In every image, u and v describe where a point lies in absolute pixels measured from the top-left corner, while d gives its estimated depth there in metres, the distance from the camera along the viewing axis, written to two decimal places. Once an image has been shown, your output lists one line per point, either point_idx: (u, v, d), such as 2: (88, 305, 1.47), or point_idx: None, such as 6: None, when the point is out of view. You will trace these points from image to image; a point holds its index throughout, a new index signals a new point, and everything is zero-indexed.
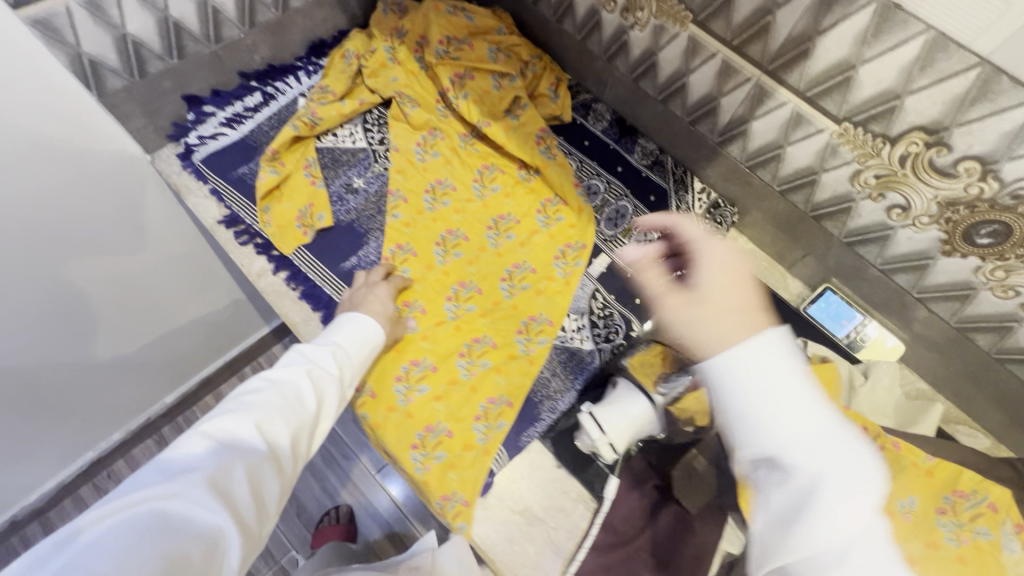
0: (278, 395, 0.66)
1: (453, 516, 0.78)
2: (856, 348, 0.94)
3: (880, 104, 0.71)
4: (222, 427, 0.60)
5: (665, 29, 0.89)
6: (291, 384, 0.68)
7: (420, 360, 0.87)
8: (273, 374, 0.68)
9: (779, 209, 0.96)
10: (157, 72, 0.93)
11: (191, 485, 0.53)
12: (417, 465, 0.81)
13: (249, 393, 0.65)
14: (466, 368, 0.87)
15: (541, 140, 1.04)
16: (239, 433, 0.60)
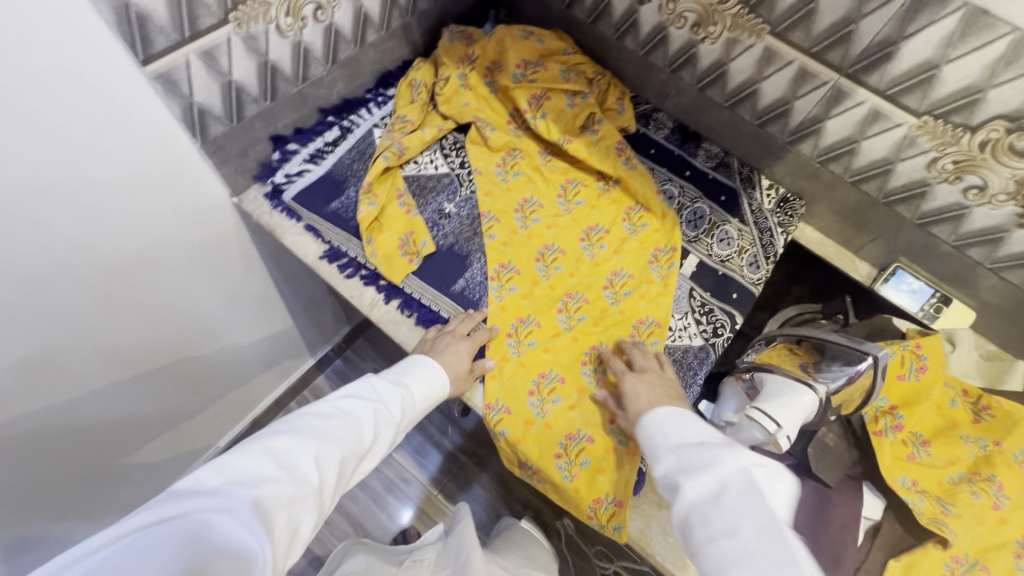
0: (347, 426, 0.70)
1: (609, 518, 0.83)
2: (931, 319, 1.03)
3: (962, 98, 0.79)
4: (291, 445, 0.64)
5: (739, 41, 0.96)
6: (354, 418, 0.72)
7: (547, 373, 0.91)
8: (345, 408, 0.73)
9: (849, 198, 1.04)
10: (253, 115, 0.94)
11: (240, 503, 0.54)
12: (565, 473, 0.84)
13: (324, 418, 0.70)
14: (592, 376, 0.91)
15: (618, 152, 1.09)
16: (304, 456, 0.64)
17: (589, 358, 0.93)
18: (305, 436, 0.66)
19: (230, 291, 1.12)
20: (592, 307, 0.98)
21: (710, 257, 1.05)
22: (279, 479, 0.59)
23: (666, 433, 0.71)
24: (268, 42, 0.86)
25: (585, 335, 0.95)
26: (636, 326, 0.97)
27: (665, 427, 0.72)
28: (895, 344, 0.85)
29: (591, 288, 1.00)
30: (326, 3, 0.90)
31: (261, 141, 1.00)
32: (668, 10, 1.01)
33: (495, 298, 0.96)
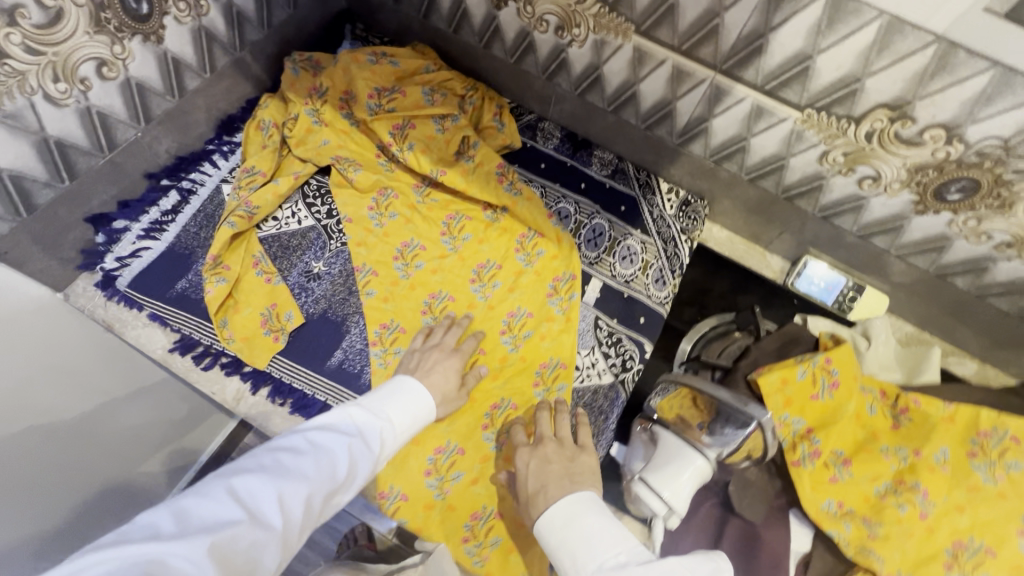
0: (320, 462, 0.50)
1: None
2: (846, 310, 0.98)
3: (841, 88, 0.72)
4: (248, 485, 0.45)
5: (607, 43, 0.86)
6: (330, 451, 0.52)
7: (444, 446, 0.81)
8: (320, 442, 0.52)
9: (749, 195, 0.97)
10: (49, 202, 0.78)
11: (188, 553, 0.39)
12: (474, 558, 0.77)
13: (289, 456, 0.49)
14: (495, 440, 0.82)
15: (501, 177, 0.98)
16: (264, 502, 0.45)
17: (491, 419, 0.83)
18: (263, 476, 0.46)
19: None
20: (491, 358, 0.89)
21: (614, 278, 0.96)
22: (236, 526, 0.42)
23: (566, 533, 0.55)
24: (39, 117, 0.70)
25: (484, 392, 0.86)
26: (540, 372, 0.88)
27: (563, 523, 0.55)
28: (805, 360, 0.78)
29: (488, 336, 0.90)
30: (111, 58, 0.75)
31: (73, 226, 0.84)
32: (527, 14, 0.89)
33: (380, 365, 0.85)
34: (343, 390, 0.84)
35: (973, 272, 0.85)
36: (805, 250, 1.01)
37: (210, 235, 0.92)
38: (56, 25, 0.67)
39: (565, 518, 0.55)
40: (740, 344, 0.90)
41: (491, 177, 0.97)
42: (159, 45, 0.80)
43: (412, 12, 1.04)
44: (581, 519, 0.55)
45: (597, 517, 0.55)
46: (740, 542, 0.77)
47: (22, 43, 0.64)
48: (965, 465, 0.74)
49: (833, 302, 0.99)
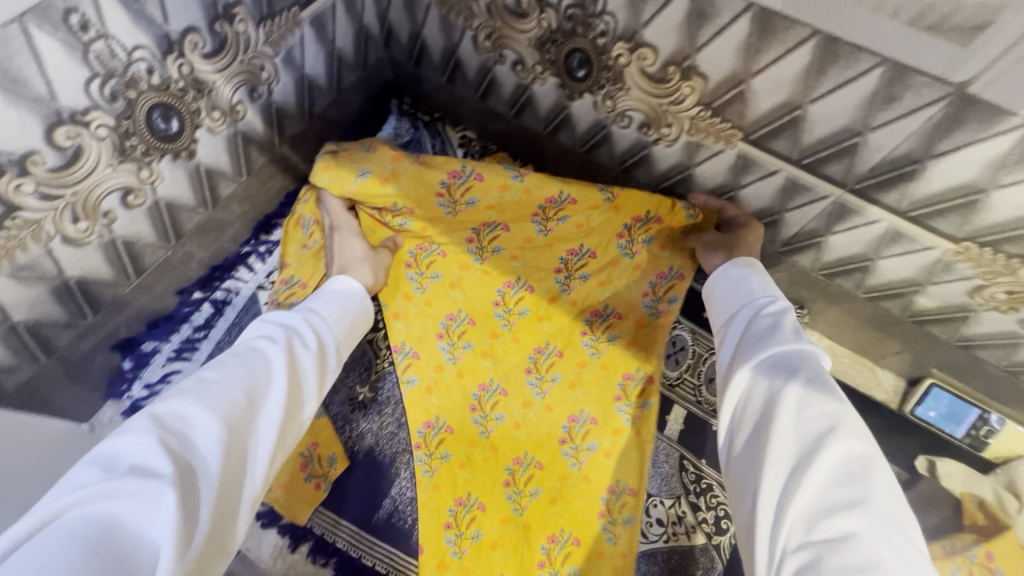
0: (242, 369, 0.51)
1: None
2: (980, 446, 0.81)
3: (1021, 228, 0.57)
4: (172, 409, 0.45)
5: (703, 146, 0.72)
6: (260, 356, 0.54)
7: None
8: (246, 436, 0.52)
9: (863, 310, 0.82)
10: (71, 341, 0.69)
11: (145, 464, 0.41)
12: None
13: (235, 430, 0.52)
14: None
15: (593, 253, 0.82)
16: (198, 422, 0.46)
17: (547, 555, 0.74)
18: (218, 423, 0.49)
19: None
20: (548, 474, 0.77)
21: (699, 406, 0.83)
22: (172, 466, 0.41)
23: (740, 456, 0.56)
24: (58, 262, 0.62)
25: (539, 519, 0.75)
26: (606, 499, 0.75)
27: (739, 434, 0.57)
28: None
29: (544, 445, 0.78)
30: (139, 184, 0.65)
31: (95, 356, 0.75)
32: (606, 108, 0.77)
33: (425, 474, 0.75)
34: (391, 550, 0.74)
35: None
36: (928, 371, 0.84)
37: None
38: (73, 165, 0.57)
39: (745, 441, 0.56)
40: None
41: (602, 232, 0.81)
42: (191, 160, 0.71)
43: (467, 92, 0.92)
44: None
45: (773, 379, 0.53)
46: None
47: (35, 191, 0.55)
48: None
49: (963, 435, 0.82)
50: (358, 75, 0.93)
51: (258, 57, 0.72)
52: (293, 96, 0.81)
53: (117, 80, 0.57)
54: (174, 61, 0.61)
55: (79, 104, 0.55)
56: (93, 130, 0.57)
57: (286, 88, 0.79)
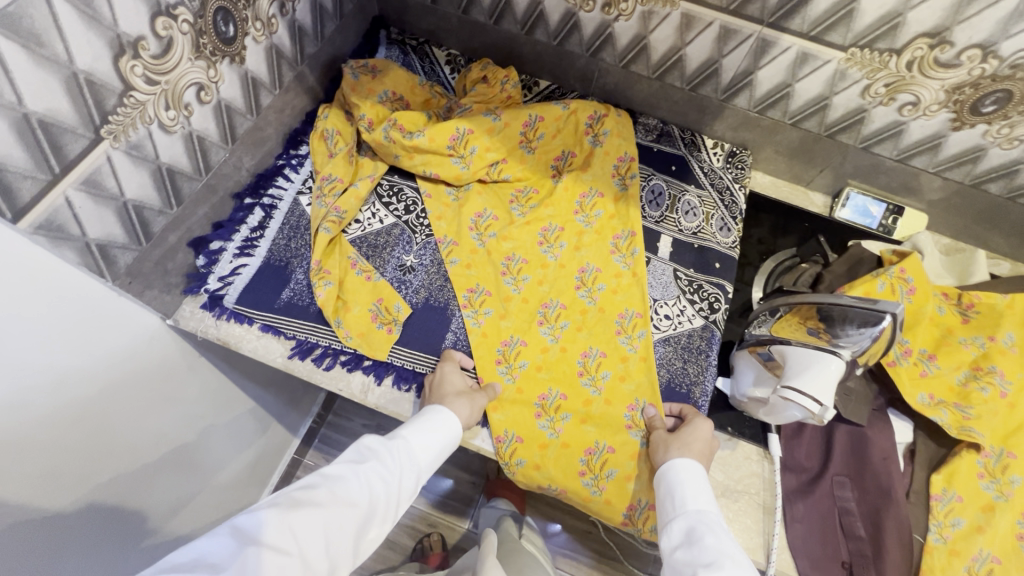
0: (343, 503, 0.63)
1: (644, 522, 0.81)
2: (891, 231, 1.06)
3: (884, 24, 0.80)
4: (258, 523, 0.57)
5: (654, 13, 0.92)
6: (341, 481, 0.65)
7: (548, 392, 0.88)
8: (312, 497, 0.61)
9: (791, 139, 1.05)
10: (162, 228, 0.80)
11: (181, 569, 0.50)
12: (592, 488, 0.82)
13: (306, 501, 0.61)
14: (593, 385, 0.89)
15: (573, 152, 1.06)
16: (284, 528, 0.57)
17: (585, 367, 0.90)
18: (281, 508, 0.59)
19: (198, 416, 0.97)
20: (572, 311, 0.95)
21: (682, 232, 1.03)
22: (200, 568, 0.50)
23: (685, 488, 0.71)
24: (155, 145, 0.73)
25: (572, 342, 0.92)
26: (619, 321, 0.93)
27: (685, 477, 0.72)
28: (882, 275, 0.87)
29: (564, 292, 0.97)
30: (207, 81, 0.78)
31: (176, 251, 0.86)
32: None
33: (474, 325, 0.92)
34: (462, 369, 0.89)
35: (1007, 176, 0.95)
36: (846, 182, 1.09)
37: (300, 246, 0.96)
38: (167, 53, 0.70)
39: (687, 475, 0.73)
40: (812, 274, 0.99)
41: (574, 136, 1.06)
42: (242, 65, 0.83)
43: (450, 9, 1.09)
44: (698, 484, 0.72)
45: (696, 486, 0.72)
46: (850, 443, 0.85)
47: (143, 73, 0.67)
48: None
49: (878, 225, 1.06)
50: (353, 5, 1.07)
51: None
52: (309, 16, 0.95)
53: None
54: None
55: None
56: (179, 24, 0.70)
57: (304, 7, 0.92)
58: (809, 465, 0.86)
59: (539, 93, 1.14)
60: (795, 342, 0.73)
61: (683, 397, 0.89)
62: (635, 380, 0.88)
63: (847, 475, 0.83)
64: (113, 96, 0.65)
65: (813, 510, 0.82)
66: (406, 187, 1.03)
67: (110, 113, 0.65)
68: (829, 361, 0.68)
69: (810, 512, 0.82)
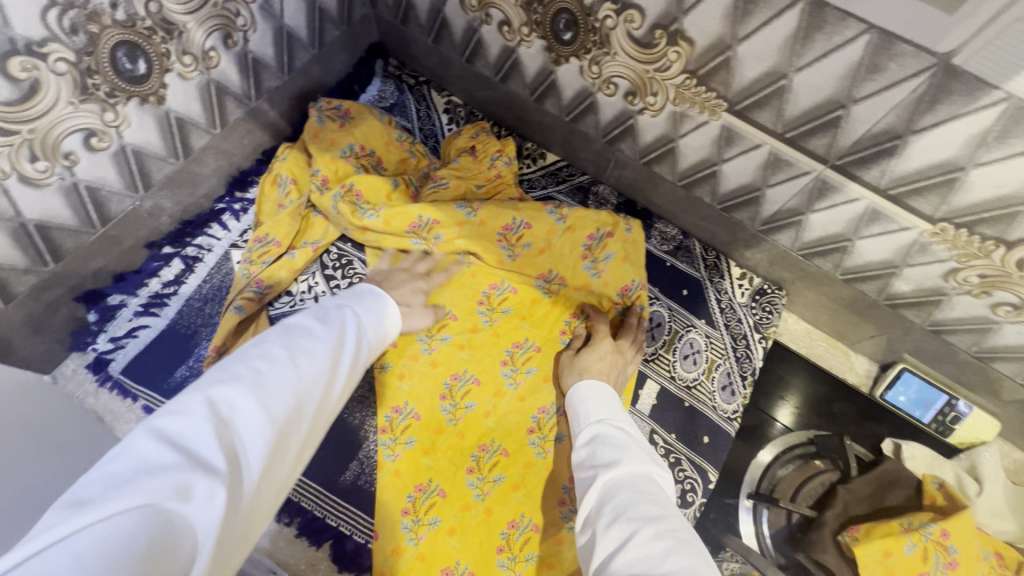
0: (291, 366, 0.45)
1: None
2: (946, 433, 0.82)
3: (997, 208, 0.56)
4: (224, 399, 0.40)
5: (688, 117, 0.71)
6: (308, 351, 0.48)
7: (452, 568, 0.70)
8: (261, 365, 0.44)
9: (841, 293, 0.82)
10: (30, 287, 0.67)
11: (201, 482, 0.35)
12: None
13: (256, 374, 0.43)
14: (511, 568, 0.71)
15: (563, 265, 0.85)
16: (247, 414, 0.40)
17: (506, 542, 0.72)
18: (243, 383, 0.41)
19: None
20: (513, 462, 0.77)
21: (673, 380, 0.83)
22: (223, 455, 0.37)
23: (589, 400, 0.64)
24: (14, 202, 0.59)
25: (500, 504, 0.74)
26: (568, 488, 0.75)
27: (588, 395, 0.64)
28: (913, 530, 0.64)
29: (511, 434, 0.78)
30: (103, 126, 0.63)
31: (60, 306, 0.74)
32: (592, 74, 0.75)
33: (386, 458, 0.76)
34: (355, 513, 0.73)
35: None
36: (900, 355, 0.85)
37: (215, 312, 0.82)
38: (30, 99, 0.55)
39: (591, 391, 0.65)
40: (823, 481, 0.78)
41: (568, 253, 0.85)
42: (159, 106, 0.68)
43: (453, 54, 0.90)
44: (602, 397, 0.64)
45: (601, 393, 0.65)
46: None
47: None
48: None
49: (930, 421, 0.83)
50: (341, 32, 0.90)
51: (233, 2, 0.69)
52: (271, 47, 0.78)
53: (77, 11, 0.54)
54: None
55: (36, 34, 0.52)
56: (51, 64, 0.55)
57: (263, 37, 0.76)
58: None
59: (543, 168, 0.94)
60: None
61: None
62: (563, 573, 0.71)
63: None
64: None
65: None
66: (355, 260, 0.87)
67: None
68: None
69: None
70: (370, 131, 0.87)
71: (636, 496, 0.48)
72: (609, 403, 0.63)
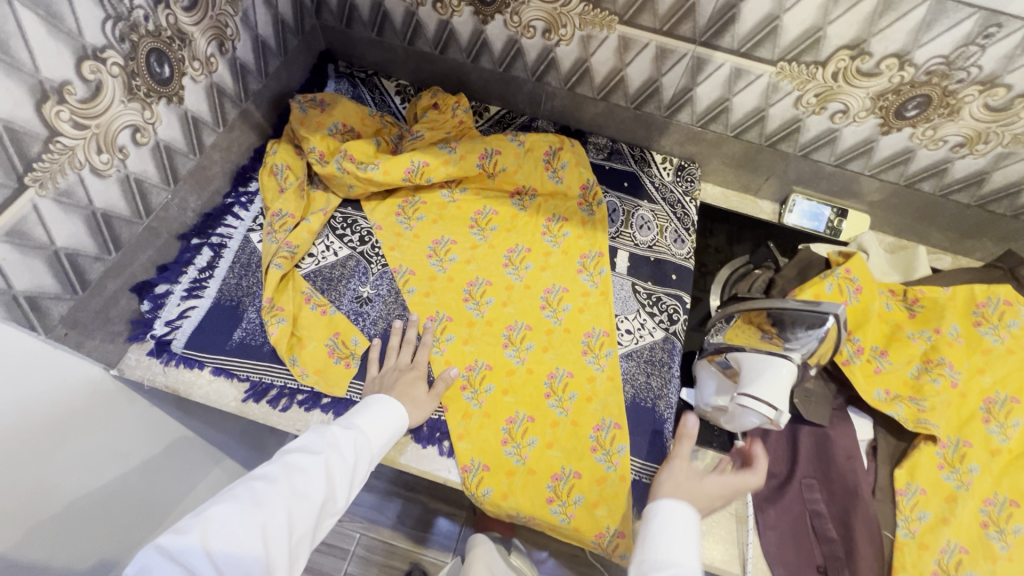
0: (285, 482, 0.61)
1: (614, 551, 0.78)
2: (837, 233, 1.10)
3: (807, 39, 0.84)
4: (228, 511, 0.56)
5: (593, 37, 0.95)
6: (300, 468, 0.63)
7: (515, 416, 0.87)
8: (294, 462, 0.63)
9: (735, 150, 1.09)
10: (100, 275, 0.77)
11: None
12: (561, 516, 0.80)
13: (293, 466, 0.63)
14: (560, 407, 0.88)
15: (534, 181, 1.06)
16: (245, 524, 0.56)
17: (551, 388, 0.89)
18: (241, 501, 0.57)
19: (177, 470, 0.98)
20: (538, 331, 0.95)
21: (638, 246, 1.04)
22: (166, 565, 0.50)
23: (665, 537, 0.59)
24: (87, 191, 0.71)
25: (538, 363, 0.91)
26: (586, 340, 0.94)
27: (668, 528, 0.60)
28: (830, 276, 0.89)
29: (530, 312, 0.96)
30: (143, 123, 0.76)
31: (119, 298, 0.83)
32: (514, 24, 0.98)
33: (436, 354, 0.90)
34: None
35: (936, 175, 0.99)
36: (791, 189, 1.13)
37: (252, 284, 0.93)
38: (96, 98, 0.68)
39: (672, 522, 0.60)
40: (764, 279, 1.01)
41: (534, 169, 1.06)
42: (180, 105, 0.82)
43: (396, 40, 1.10)
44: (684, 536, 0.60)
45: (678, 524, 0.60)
46: (813, 444, 0.85)
47: (69, 119, 0.65)
48: (975, 333, 0.87)
49: (824, 229, 1.11)
50: (298, 41, 1.08)
51: (222, 15, 0.85)
52: (251, 54, 0.94)
53: (124, 23, 0.69)
54: (162, 11, 0.74)
55: (98, 42, 0.66)
56: (109, 67, 0.68)
57: (245, 45, 0.92)
58: (778, 470, 0.86)
59: (490, 118, 1.15)
60: (749, 348, 0.76)
61: (648, 410, 0.89)
62: (601, 400, 0.88)
63: (815, 478, 0.83)
64: (37, 143, 0.62)
65: (783, 517, 0.82)
66: (360, 218, 1.02)
67: (35, 161, 0.63)
68: (780, 365, 0.71)
69: (779, 520, 0.82)
70: (349, 109, 1.05)
71: None
72: (684, 544, 0.59)
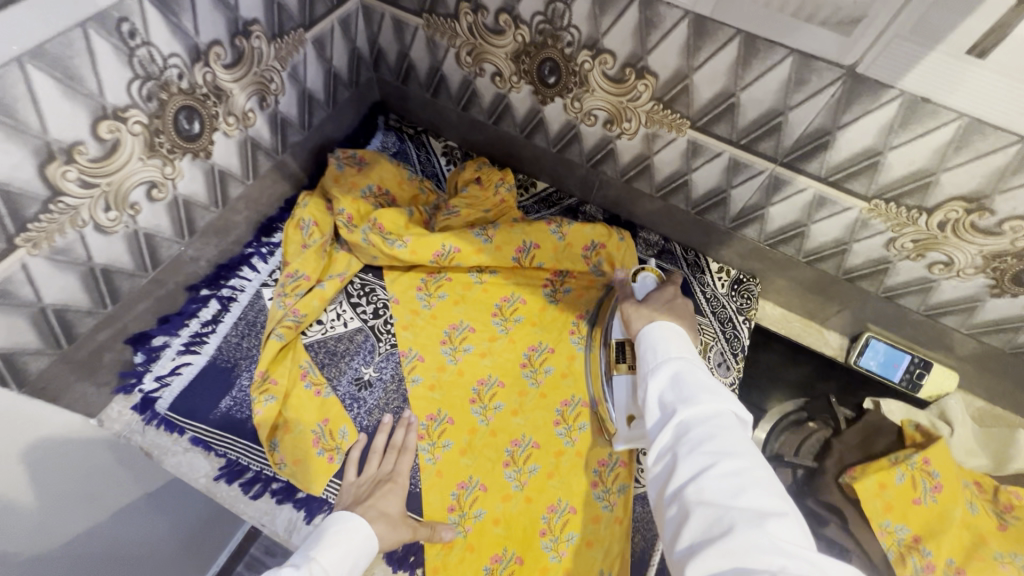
0: None
1: None
2: (916, 387, 0.93)
3: (913, 182, 0.71)
4: None
5: (659, 136, 0.85)
6: None
7: (501, 554, 0.77)
8: None
9: (805, 276, 0.95)
10: (91, 329, 0.73)
11: None
12: None
13: None
14: (554, 549, 0.77)
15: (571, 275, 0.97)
16: None
17: (548, 524, 0.79)
18: None
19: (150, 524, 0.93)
20: (545, 452, 0.84)
21: None
22: None
23: (664, 342, 0.61)
24: (88, 248, 0.67)
25: (539, 492, 0.81)
26: (597, 472, 0.82)
27: (662, 334, 0.62)
28: (901, 462, 0.75)
29: (540, 428, 0.85)
30: (162, 179, 0.72)
31: (110, 347, 0.78)
32: (574, 109, 0.89)
33: (428, 462, 0.81)
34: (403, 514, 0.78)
35: None
36: (865, 326, 0.97)
37: (253, 346, 0.87)
38: (110, 156, 0.64)
39: (667, 333, 0.62)
40: (819, 437, 0.88)
41: (574, 264, 0.96)
42: (207, 160, 0.78)
43: (449, 104, 1.04)
44: (679, 343, 0.61)
45: (670, 339, 0.61)
46: None
47: (77, 178, 0.61)
48: None
49: (899, 379, 0.94)
50: (350, 93, 1.04)
51: (268, 71, 0.81)
52: (294, 107, 0.90)
53: (153, 83, 0.65)
54: (200, 69, 0.70)
55: (121, 101, 0.62)
56: (130, 126, 0.64)
57: (289, 99, 0.88)
58: None
59: (535, 195, 1.07)
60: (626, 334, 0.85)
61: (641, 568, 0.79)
62: (604, 546, 0.78)
63: None
64: (35, 204, 0.59)
65: None
66: (378, 288, 0.95)
67: (30, 222, 0.59)
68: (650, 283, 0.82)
69: None
70: (388, 171, 0.99)
71: (711, 427, 0.50)
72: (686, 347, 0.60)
